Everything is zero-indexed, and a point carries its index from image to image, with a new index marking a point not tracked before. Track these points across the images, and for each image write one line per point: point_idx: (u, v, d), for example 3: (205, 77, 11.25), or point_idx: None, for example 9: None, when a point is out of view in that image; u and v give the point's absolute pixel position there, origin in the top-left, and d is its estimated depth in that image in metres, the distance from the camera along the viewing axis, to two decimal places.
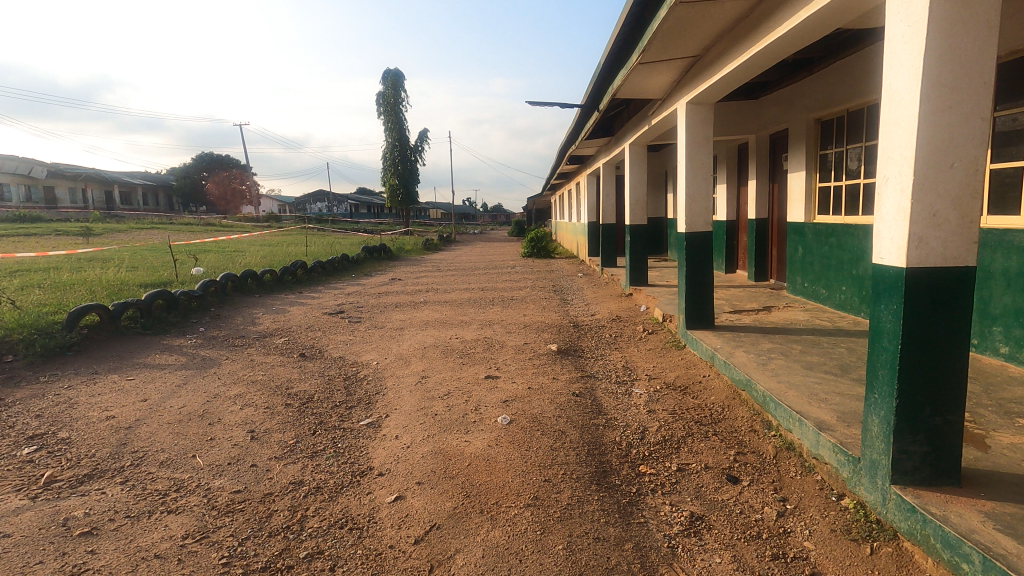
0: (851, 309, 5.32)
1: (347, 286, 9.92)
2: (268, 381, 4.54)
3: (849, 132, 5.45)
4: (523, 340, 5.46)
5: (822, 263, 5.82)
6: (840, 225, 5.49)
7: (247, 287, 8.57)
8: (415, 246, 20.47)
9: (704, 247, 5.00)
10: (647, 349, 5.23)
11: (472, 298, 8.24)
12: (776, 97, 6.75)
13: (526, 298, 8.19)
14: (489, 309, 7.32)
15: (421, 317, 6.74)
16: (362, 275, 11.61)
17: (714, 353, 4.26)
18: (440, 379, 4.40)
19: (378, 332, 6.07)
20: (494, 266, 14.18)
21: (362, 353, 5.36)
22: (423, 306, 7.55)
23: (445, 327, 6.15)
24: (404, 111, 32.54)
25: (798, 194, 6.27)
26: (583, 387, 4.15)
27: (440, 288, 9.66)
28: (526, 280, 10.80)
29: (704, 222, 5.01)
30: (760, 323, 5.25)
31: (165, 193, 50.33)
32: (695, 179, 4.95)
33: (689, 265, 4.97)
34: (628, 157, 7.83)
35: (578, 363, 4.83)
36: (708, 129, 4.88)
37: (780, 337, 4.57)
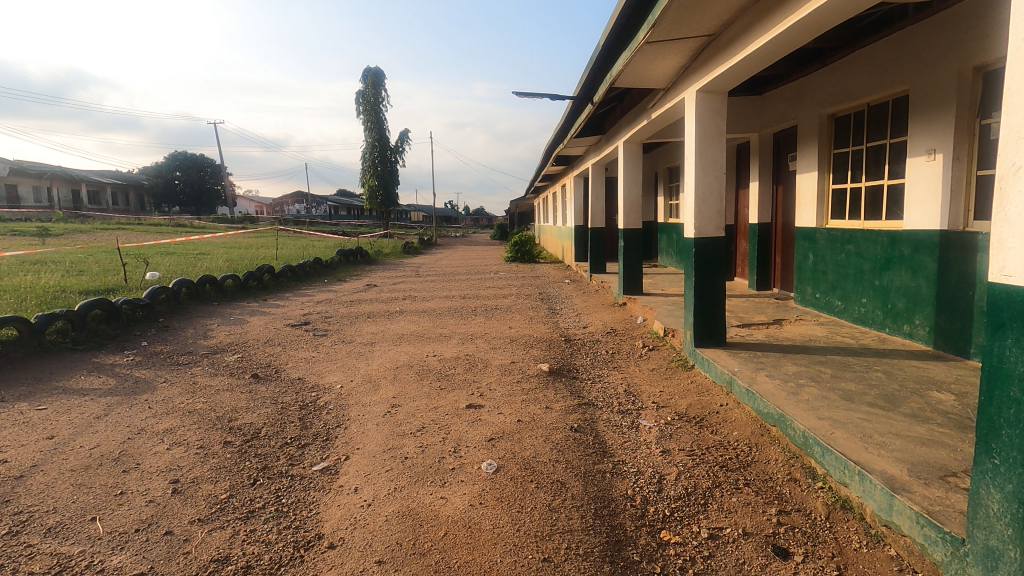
0: (873, 324, 4.81)
1: (317, 292, 9.17)
2: (208, 411, 3.82)
3: (869, 129, 4.95)
4: (510, 358, 4.82)
5: (837, 272, 5.31)
6: (860, 230, 4.97)
7: (205, 294, 7.79)
8: (394, 249, 19.68)
9: (716, 255, 4.42)
10: (649, 369, 4.63)
11: (452, 308, 7.57)
12: (782, 92, 6.26)
13: (511, 308, 7.54)
14: (472, 320, 6.66)
15: (396, 331, 6.04)
16: (335, 281, 10.84)
17: (732, 378, 3.68)
18: (413, 409, 3.73)
19: (345, 348, 5.36)
20: (476, 270, 13.51)
21: (325, 374, 4.66)
22: (398, 317, 6.85)
23: (421, 343, 5.47)
24: (384, 111, 31.76)
25: (809, 196, 5.76)
26: (581, 419, 3.53)
27: (419, 295, 8.98)
28: (511, 286, 10.16)
29: (715, 226, 4.42)
30: (775, 339, 4.69)
31: (135, 193, 48.58)
32: (707, 178, 4.36)
33: (698, 275, 4.39)
34: (622, 156, 7.26)
35: (573, 387, 4.21)
36: (720, 120, 4.31)
37: (804, 358, 4.00)
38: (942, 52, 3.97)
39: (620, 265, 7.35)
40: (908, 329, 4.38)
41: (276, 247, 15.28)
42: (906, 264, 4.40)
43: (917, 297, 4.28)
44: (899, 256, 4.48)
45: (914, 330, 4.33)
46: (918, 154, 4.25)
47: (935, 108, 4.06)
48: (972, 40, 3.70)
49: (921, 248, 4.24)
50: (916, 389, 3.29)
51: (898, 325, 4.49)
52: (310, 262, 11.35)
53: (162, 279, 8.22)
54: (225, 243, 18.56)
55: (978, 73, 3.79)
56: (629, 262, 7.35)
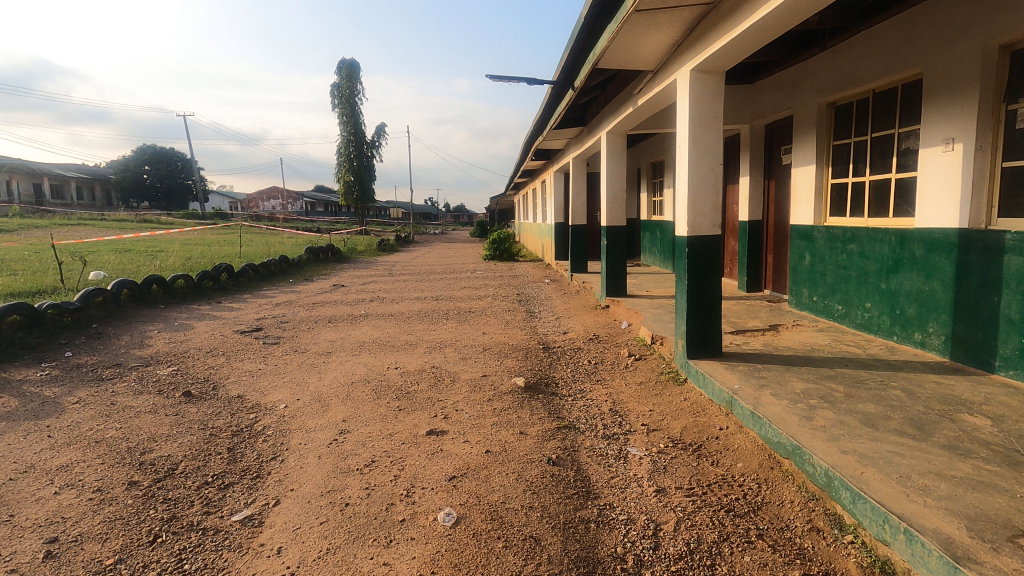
0: (878, 331, 4.41)
1: (278, 294, 8.51)
2: (119, 440, 3.22)
3: (875, 117, 4.52)
4: (481, 371, 4.29)
5: (838, 274, 4.90)
6: (864, 229, 4.56)
7: (150, 296, 7.09)
8: (368, 247, 18.97)
9: (710, 255, 3.92)
10: (636, 382, 4.14)
11: (423, 311, 7.00)
12: (777, 80, 5.81)
13: (486, 311, 7.01)
14: (444, 325, 6.09)
15: (357, 338, 5.46)
16: (301, 281, 10.17)
17: (733, 398, 3.22)
18: (364, 437, 3.17)
19: (296, 359, 4.75)
20: (453, 270, 12.93)
21: (269, 391, 4.07)
22: (362, 323, 6.25)
23: (384, 352, 4.90)
24: (360, 105, 30.88)
25: (806, 191, 5.35)
26: (560, 448, 3.02)
27: (389, 296, 8.39)
28: (488, 286, 9.62)
29: (710, 224, 3.92)
30: (774, 349, 4.24)
31: (101, 188, 46.72)
32: (701, 169, 3.86)
33: (691, 278, 3.91)
34: (605, 148, 6.78)
35: (552, 405, 3.70)
36: (717, 104, 3.83)
37: (810, 372, 3.55)
38: (963, 29, 3.55)
39: (603, 265, 6.87)
40: (920, 338, 3.98)
41: (242, 245, 14.50)
42: (918, 266, 3.99)
43: (931, 302, 3.88)
44: (909, 258, 4.07)
45: (927, 339, 3.92)
46: (933, 143, 3.84)
47: (955, 93, 3.64)
48: (1000, 14, 3.28)
49: (935, 249, 3.84)
50: (945, 412, 2.86)
51: (908, 333, 4.09)
52: (274, 260, 10.66)
53: (104, 279, 7.49)
54: (190, 240, 17.65)
55: (1004, 52, 3.38)
56: (612, 262, 6.87)
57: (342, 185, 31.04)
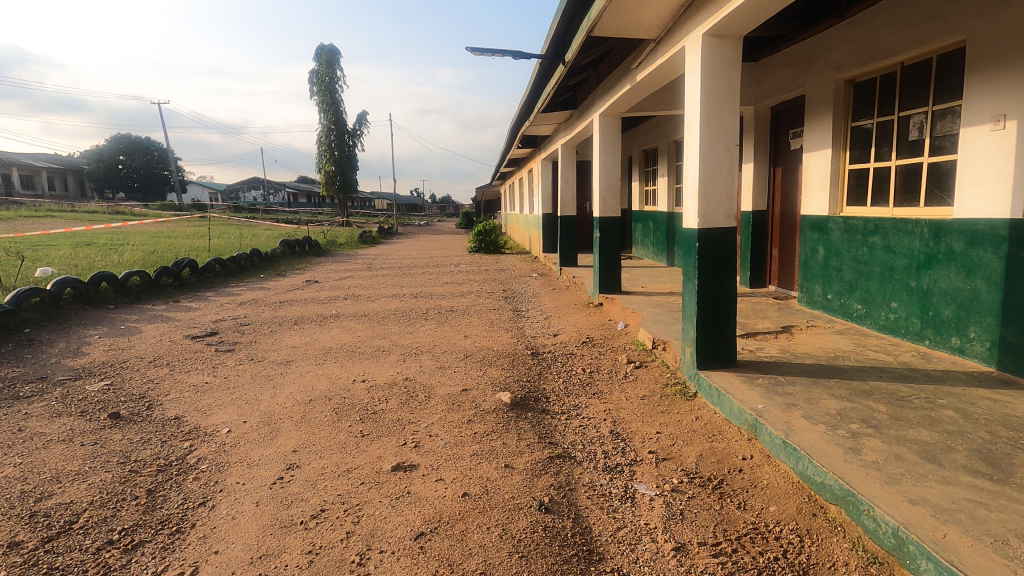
0: (905, 334, 3.95)
1: (245, 291, 7.87)
2: (12, 481, 2.61)
3: (903, 93, 4.03)
4: (460, 384, 3.75)
5: (858, 270, 4.42)
6: (890, 220, 4.08)
7: (97, 296, 6.42)
8: (348, 239, 18.22)
9: (724, 250, 3.40)
10: (638, 396, 3.63)
11: (400, 310, 6.42)
12: (785, 56, 5.29)
13: (469, 310, 6.44)
14: (422, 327, 5.52)
15: (322, 344, 4.86)
16: (272, 277, 9.52)
17: (758, 421, 2.72)
18: (315, 474, 2.60)
19: (249, 370, 4.16)
20: (436, 263, 12.33)
21: (212, 411, 3.49)
22: (331, 324, 5.65)
23: (352, 361, 4.32)
24: (340, 92, 29.92)
25: (820, 178, 4.87)
26: (554, 487, 2.50)
27: (365, 292, 7.80)
28: (472, 281, 9.05)
29: (726, 215, 3.39)
30: (793, 356, 3.75)
31: (74, 178, 45.15)
32: (715, 150, 3.32)
33: (702, 278, 3.39)
34: (597, 133, 6.23)
35: (543, 427, 3.18)
36: (733, 74, 3.29)
37: (841, 388, 3.06)
38: None
39: (596, 259, 6.35)
40: (959, 343, 3.52)
41: (212, 238, 13.73)
42: (957, 262, 3.51)
43: (972, 303, 3.41)
44: (945, 252, 3.60)
45: (967, 345, 3.47)
46: (979, 121, 3.35)
47: (1008, 62, 3.15)
48: None
49: (978, 243, 3.36)
50: (1016, 441, 2.37)
51: (944, 338, 3.63)
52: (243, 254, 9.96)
53: (47, 277, 6.78)
54: (161, 232, 16.81)
55: None
56: (605, 256, 6.34)
57: (323, 175, 30.09)
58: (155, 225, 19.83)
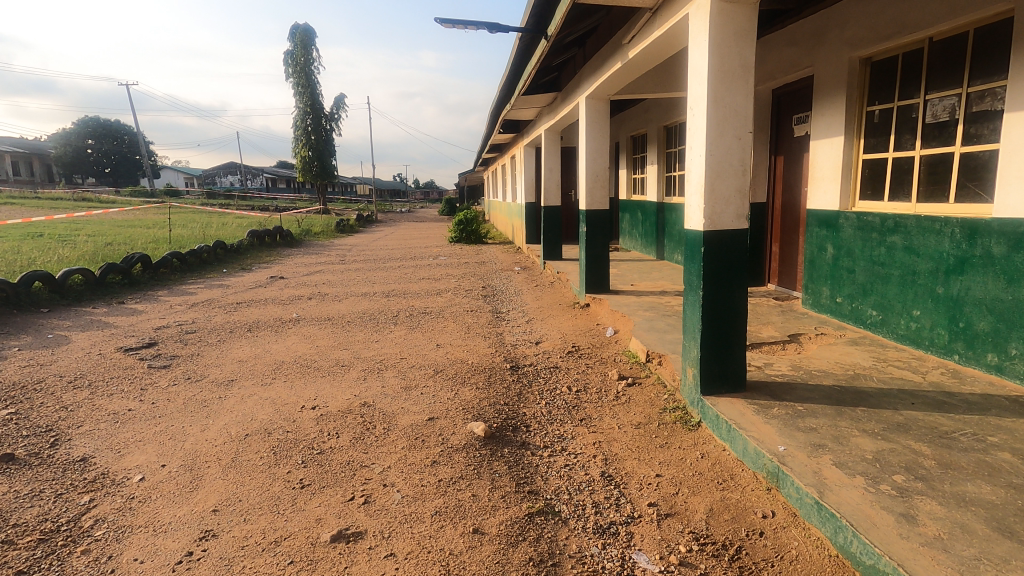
0: (930, 347, 3.52)
1: (201, 291, 7.21)
2: None
3: (931, 73, 3.55)
4: (427, 411, 3.23)
5: (875, 273, 3.97)
6: (914, 217, 3.61)
7: (25, 299, 5.72)
8: (323, 228, 17.44)
9: (732, 256, 2.90)
10: (633, 424, 3.14)
11: (368, 313, 5.85)
12: (791, 32, 4.79)
13: (444, 312, 5.89)
14: (390, 334, 4.96)
15: (274, 357, 4.28)
16: (235, 272, 8.84)
17: (781, 470, 2.24)
18: (233, 549, 2.06)
19: (184, 393, 3.58)
20: (414, 255, 11.71)
21: (127, 449, 2.91)
22: (288, 332, 5.06)
23: (305, 380, 3.77)
24: (316, 74, 28.79)
25: (830, 168, 4.40)
26: (534, 564, 1.99)
27: (333, 291, 7.19)
28: (450, 276, 8.48)
29: (736, 214, 2.89)
30: (807, 375, 3.28)
31: (39, 162, 43.35)
32: (724, 138, 2.80)
33: (708, 289, 2.90)
34: (584, 117, 5.68)
35: (522, 469, 2.67)
36: (747, 46, 2.77)
37: (872, 422, 2.60)
38: None
39: (582, 256, 5.83)
40: (996, 361, 3.09)
41: (176, 229, 12.92)
42: (996, 268, 3.06)
43: (1014, 316, 2.97)
44: (981, 256, 3.15)
45: (1006, 363, 3.04)
46: None
47: None
48: None
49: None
50: None
51: (978, 354, 3.19)
52: (204, 247, 9.24)
53: None
54: (124, 221, 15.90)
55: None
56: (592, 252, 5.82)
57: (300, 160, 29.04)
58: (120, 212, 18.81)
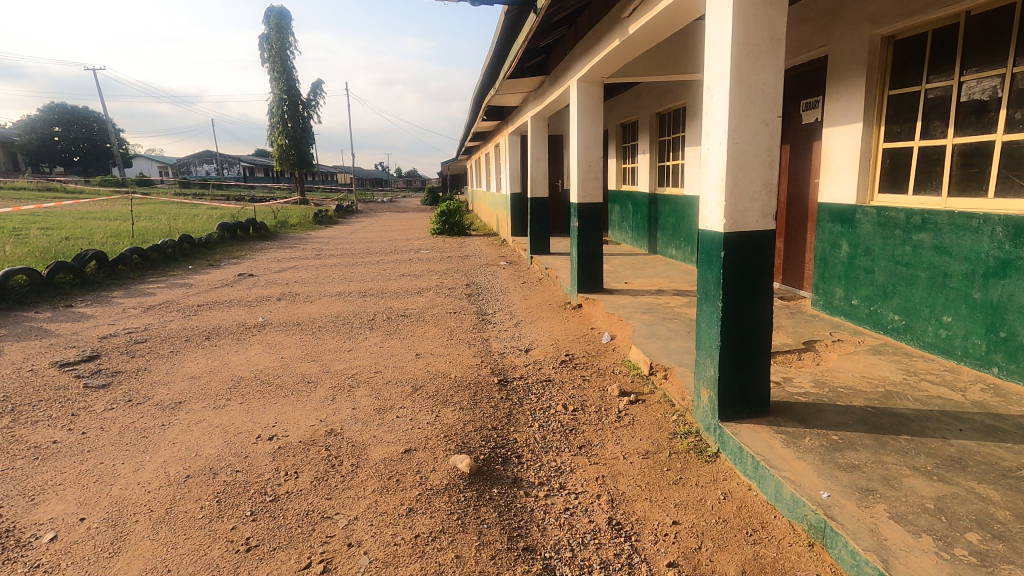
0: (963, 357, 3.18)
1: (160, 291, 6.64)
2: None
3: (968, 51, 3.18)
4: (404, 441, 2.80)
5: (898, 274, 3.62)
6: (946, 213, 3.25)
7: None
8: (300, 220, 16.76)
9: (756, 262, 2.51)
10: (640, 452, 2.75)
11: (342, 316, 5.37)
12: (802, 9, 4.39)
13: (424, 314, 5.43)
14: (365, 342, 4.50)
15: (232, 372, 3.80)
16: (200, 269, 8.25)
17: (828, 525, 1.86)
18: None
19: (121, 419, 3.09)
20: (394, 248, 11.19)
21: (41, 496, 2.42)
22: (250, 340, 4.57)
23: (264, 401, 3.30)
24: (292, 59, 27.80)
25: (846, 158, 4.03)
26: None
27: (305, 290, 6.69)
28: (432, 272, 8.00)
29: (761, 214, 2.48)
30: (834, 393, 2.91)
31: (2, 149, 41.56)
32: (749, 123, 2.38)
33: (727, 300, 2.50)
34: (575, 102, 5.24)
35: (515, 518, 2.26)
36: (778, 13, 2.35)
37: (922, 457, 2.22)
38: None
39: (574, 253, 5.41)
40: None
41: (140, 221, 12.18)
42: None
43: None
44: None
45: None
46: None
47: None
48: None
49: None
50: None
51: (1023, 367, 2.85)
52: (167, 242, 8.62)
53: None
54: (88, 213, 15.07)
55: None
56: (585, 249, 5.40)
57: (276, 148, 28.08)
58: (85, 203, 17.88)
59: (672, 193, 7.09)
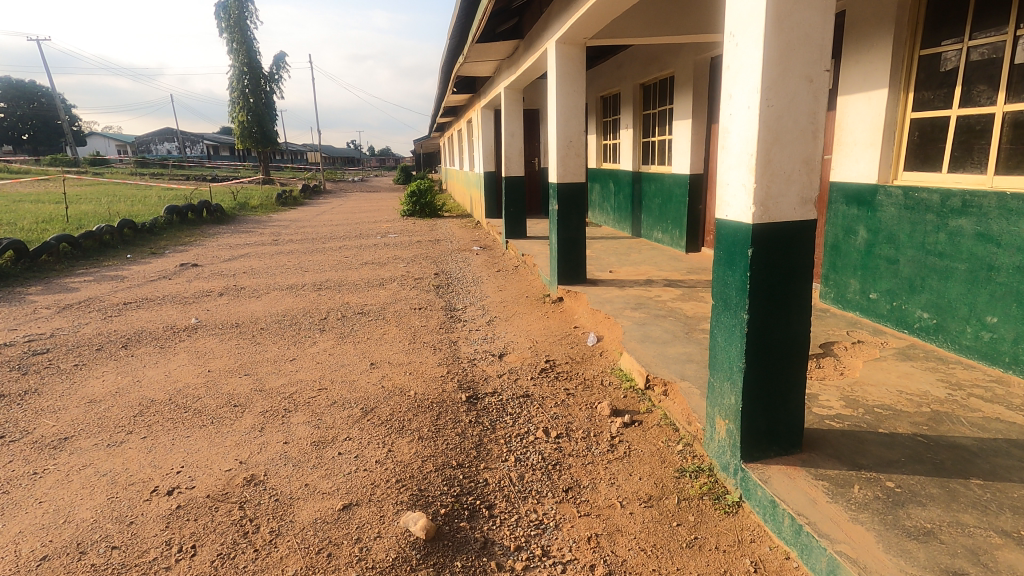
0: (1012, 365, 2.72)
1: (85, 286, 5.84)
2: None
3: None
4: (343, 491, 2.19)
5: (931, 266, 3.12)
6: (997, 195, 2.74)
7: None
8: (261, 201, 15.77)
9: (793, 263, 1.94)
10: (642, 498, 2.20)
11: (290, 315, 4.70)
12: None
13: (386, 310, 4.80)
14: (313, 348, 3.85)
15: (142, 393, 3.12)
16: (139, 259, 7.42)
17: None
18: None
19: None
20: (360, 232, 10.44)
21: None
22: (175, 348, 3.88)
23: (172, 435, 2.64)
24: (251, 31, 26.21)
25: (866, 131, 3.49)
26: None
27: (253, 282, 5.97)
28: (399, 259, 7.33)
29: (802, 200, 1.90)
30: (871, 415, 2.40)
31: None
32: (789, 78, 1.80)
33: (755, 312, 1.95)
34: (554, 68, 4.59)
35: None
36: None
37: (1009, 515, 1.72)
38: None
39: (554, 239, 4.83)
40: None
41: (78, 205, 11.13)
42: None
43: None
44: None
45: None
46: None
47: None
48: None
49: None
50: None
51: None
52: (102, 229, 7.74)
53: None
54: (27, 195, 13.87)
55: None
56: (565, 235, 4.82)
57: (237, 125, 26.60)
58: (22, 183, 16.52)
59: (658, 171, 6.53)
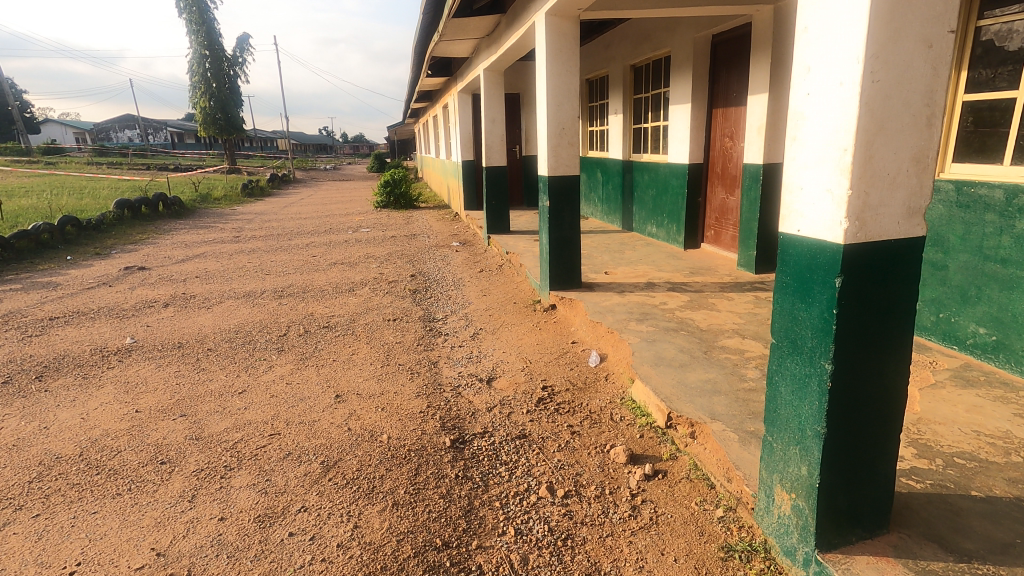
0: None
1: (9, 296, 5.10)
2: None
3: None
4: None
5: (991, 274, 2.68)
6: None
7: None
8: (225, 192, 14.86)
9: (893, 294, 1.44)
10: None
11: (244, 330, 4.09)
12: None
13: (355, 322, 4.22)
14: (267, 376, 3.26)
15: (46, 446, 2.51)
16: (79, 261, 6.66)
17: None
18: None
19: None
20: (331, 226, 9.75)
21: None
22: (101, 378, 3.25)
23: (74, 512, 2.06)
24: (212, 12, 24.86)
25: None
26: None
27: (205, 288, 5.31)
28: (371, 258, 6.73)
29: (908, 210, 1.41)
30: (954, 470, 1.94)
31: None
32: (901, 43, 1.28)
33: (844, 361, 1.45)
34: (542, 44, 4.02)
35: None
36: None
37: None
38: None
39: (544, 239, 4.29)
40: None
41: (18, 199, 10.17)
42: None
43: None
44: None
45: None
46: None
47: None
48: None
49: None
50: None
51: None
52: (38, 227, 6.95)
53: None
54: None
55: None
56: (557, 234, 4.28)
57: (200, 111, 25.29)
58: None
59: (652, 160, 6.04)
